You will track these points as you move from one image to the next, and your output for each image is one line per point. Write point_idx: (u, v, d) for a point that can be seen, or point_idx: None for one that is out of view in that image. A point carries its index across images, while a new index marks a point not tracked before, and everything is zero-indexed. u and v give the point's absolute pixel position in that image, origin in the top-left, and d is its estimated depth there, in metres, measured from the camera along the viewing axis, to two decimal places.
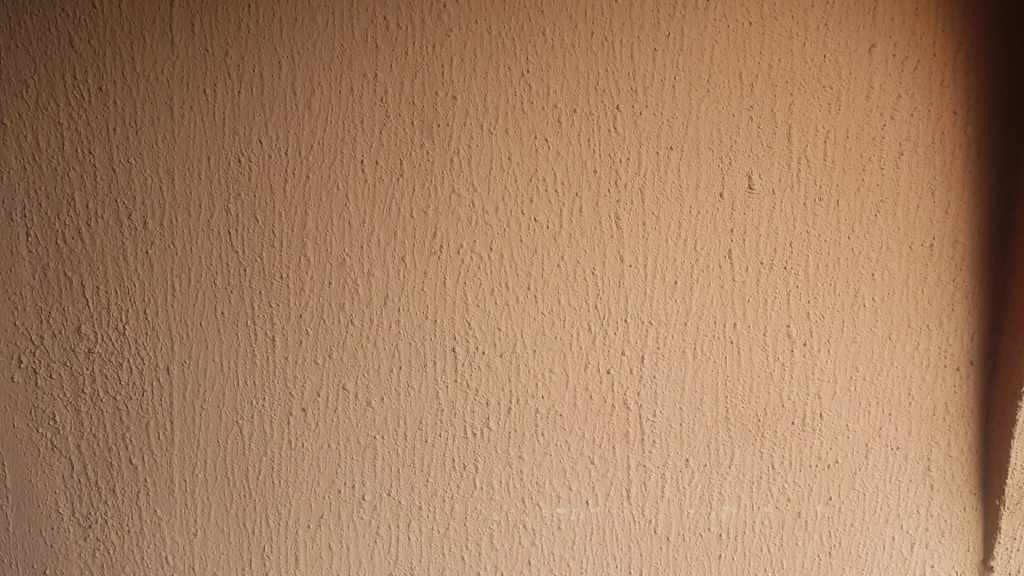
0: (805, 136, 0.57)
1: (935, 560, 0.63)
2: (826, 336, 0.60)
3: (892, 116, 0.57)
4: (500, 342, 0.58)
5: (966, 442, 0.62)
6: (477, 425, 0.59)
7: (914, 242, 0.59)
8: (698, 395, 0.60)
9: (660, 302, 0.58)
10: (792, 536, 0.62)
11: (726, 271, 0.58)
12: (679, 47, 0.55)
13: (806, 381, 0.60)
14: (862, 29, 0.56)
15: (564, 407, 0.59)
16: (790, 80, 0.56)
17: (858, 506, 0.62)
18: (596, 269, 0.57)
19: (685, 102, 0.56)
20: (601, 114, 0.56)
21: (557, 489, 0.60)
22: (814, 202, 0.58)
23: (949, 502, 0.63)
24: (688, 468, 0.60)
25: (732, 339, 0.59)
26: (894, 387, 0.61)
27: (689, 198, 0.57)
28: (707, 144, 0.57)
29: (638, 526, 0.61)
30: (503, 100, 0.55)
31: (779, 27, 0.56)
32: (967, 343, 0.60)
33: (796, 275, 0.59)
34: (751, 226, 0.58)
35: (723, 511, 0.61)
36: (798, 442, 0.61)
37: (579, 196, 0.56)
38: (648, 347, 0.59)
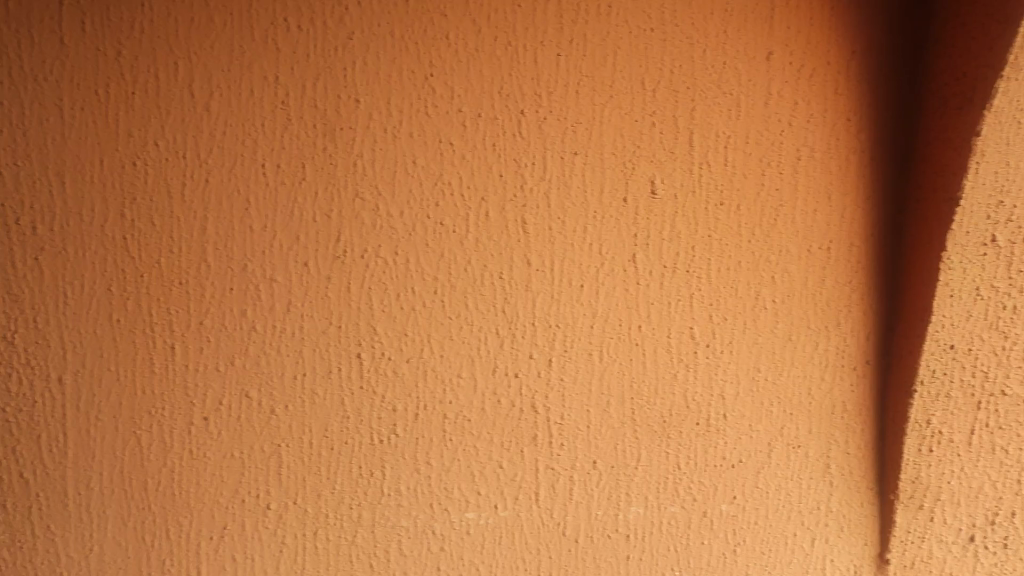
0: (706, 142, 0.58)
1: (835, 555, 0.65)
2: (728, 338, 0.61)
3: (790, 122, 0.59)
4: (406, 348, 0.57)
5: (863, 439, 0.63)
6: (383, 431, 0.58)
7: (812, 245, 0.60)
8: (605, 397, 0.60)
9: (567, 306, 0.59)
10: (698, 535, 0.63)
11: (631, 274, 0.59)
12: (582, 53, 0.56)
13: (709, 382, 0.61)
14: (761, 37, 0.57)
15: (472, 412, 0.59)
16: (691, 87, 0.57)
17: (762, 504, 0.64)
18: (502, 273, 0.57)
19: (589, 108, 0.57)
20: (506, 118, 0.56)
21: (466, 493, 0.60)
22: (716, 207, 0.59)
23: (848, 498, 0.64)
24: (596, 469, 0.61)
25: (638, 341, 0.60)
26: (794, 386, 0.62)
27: (594, 203, 0.58)
28: (611, 149, 0.57)
29: (548, 529, 0.61)
30: (406, 104, 0.54)
31: (681, 34, 0.56)
32: (863, 343, 0.62)
33: (699, 278, 0.60)
34: (654, 231, 0.59)
35: (631, 512, 0.62)
36: (703, 443, 0.62)
37: (485, 199, 0.56)
38: (555, 350, 0.59)
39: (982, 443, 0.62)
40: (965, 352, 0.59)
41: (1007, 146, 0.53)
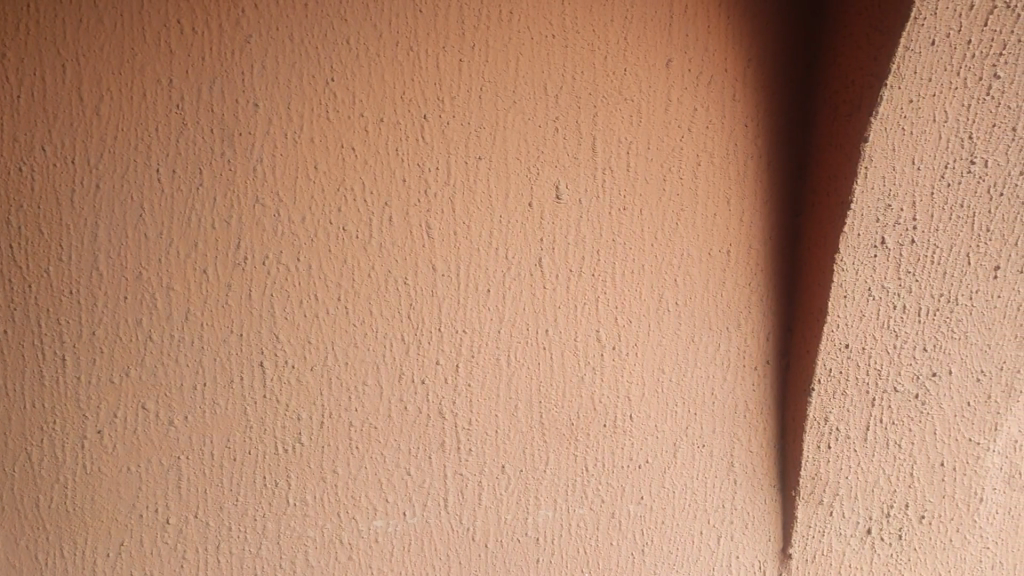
0: (609, 147, 0.59)
1: (740, 552, 0.66)
2: (634, 340, 0.62)
3: (689, 128, 0.60)
4: (310, 355, 0.56)
5: (766, 437, 0.65)
6: (288, 441, 0.57)
7: (714, 248, 0.62)
8: (513, 402, 0.60)
9: (474, 311, 0.59)
10: (607, 536, 0.64)
11: (537, 278, 0.59)
12: (484, 58, 0.56)
13: (616, 384, 0.62)
14: (661, 44, 0.58)
15: (379, 420, 0.58)
16: (593, 93, 0.58)
17: (669, 503, 0.65)
18: (407, 279, 0.57)
19: (492, 113, 0.57)
20: (409, 123, 0.55)
21: (374, 501, 0.59)
22: (619, 211, 0.60)
23: (751, 495, 0.66)
24: (504, 474, 0.61)
25: (544, 345, 0.60)
26: (698, 387, 0.63)
27: (499, 208, 0.58)
28: (515, 154, 0.57)
29: (458, 534, 0.61)
30: (307, 109, 0.54)
31: (582, 40, 0.57)
32: (763, 343, 0.64)
33: (604, 282, 0.60)
34: (559, 235, 0.59)
35: (540, 515, 0.62)
36: (611, 444, 0.63)
37: (389, 205, 0.56)
38: (463, 356, 0.59)
39: (876, 438, 0.65)
40: (859, 351, 0.61)
41: (893, 152, 0.55)
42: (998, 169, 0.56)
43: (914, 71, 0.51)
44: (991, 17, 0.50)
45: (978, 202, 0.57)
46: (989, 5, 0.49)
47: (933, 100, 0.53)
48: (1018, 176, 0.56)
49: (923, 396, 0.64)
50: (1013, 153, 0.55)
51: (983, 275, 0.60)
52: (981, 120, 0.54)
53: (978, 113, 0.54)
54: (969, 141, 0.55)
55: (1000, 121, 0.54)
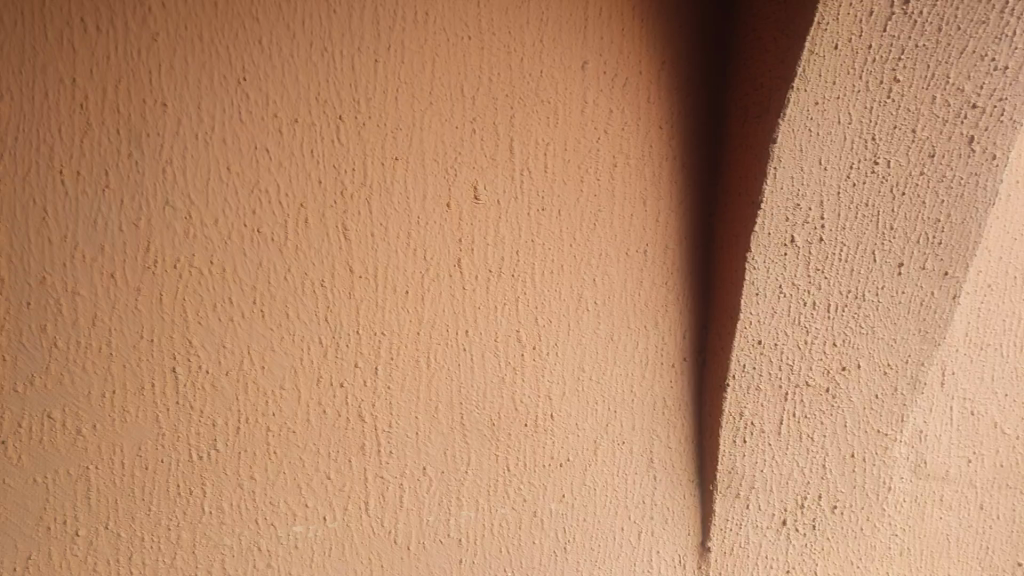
0: (526, 149, 0.59)
1: (661, 546, 0.68)
2: (554, 340, 0.62)
3: (605, 129, 0.61)
4: (225, 360, 0.55)
5: (683, 432, 0.67)
6: (202, 448, 0.56)
7: (630, 248, 0.63)
8: (434, 403, 0.60)
9: (393, 312, 0.58)
10: (529, 534, 0.64)
11: (456, 279, 0.59)
12: (400, 59, 0.55)
13: (537, 383, 0.62)
14: (576, 46, 0.59)
15: (297, 424, 0.57)
16: (511, 94, 0.58)
17: (590, 500, 0.65)
18: (325, 281, 0.56)
19: (408, 114, 0.56)
20: (324, 124, 0.55)
21: (293, 507, 0.58)
22: (538, 212, 0.60)
23: (671, 491, 0.67)
24: (426, 475, 0.61)
25: (464, 346, 0.60)
26: (617, 384, 0.64)
27: (417, 209, 0.57)
28: (432, 155, 0.57)
29: (379, 538, 0.61)
30: (218, 109, 0.52)
31: (498, 42, 0.57)
32: (680, 340, 0.66)
33: (523, 283, 0.61)
34: (478, 236, 0.59)
35: (462, 516, 0.62)
36: (532, 444, 0.63)
37: (305, 206, 0.55)
38: (382, 358, 0.59)
39: (790, 432, 0.66)
40: (772, 347, 0.63)
41: (800, 153, 0.56)
42: (900, 169, 0.58)
43: (818, 74, 0.53)
44: (890, 23, 0.51)
45: (881, 202, 0.59)
46: (887, 11, 0.51)
47: (838, 103, 0.55)
48: (918, 176, 0.58)
49: (834, 389, 0.66)
50: (913, 154, 0.58)
51: (887, 272, 0.62)
52: (883, 122, 0.56)
53: (880, 115, 0.56)
54: (872, 143, 0.57)
55: (901, 123, 0.56)
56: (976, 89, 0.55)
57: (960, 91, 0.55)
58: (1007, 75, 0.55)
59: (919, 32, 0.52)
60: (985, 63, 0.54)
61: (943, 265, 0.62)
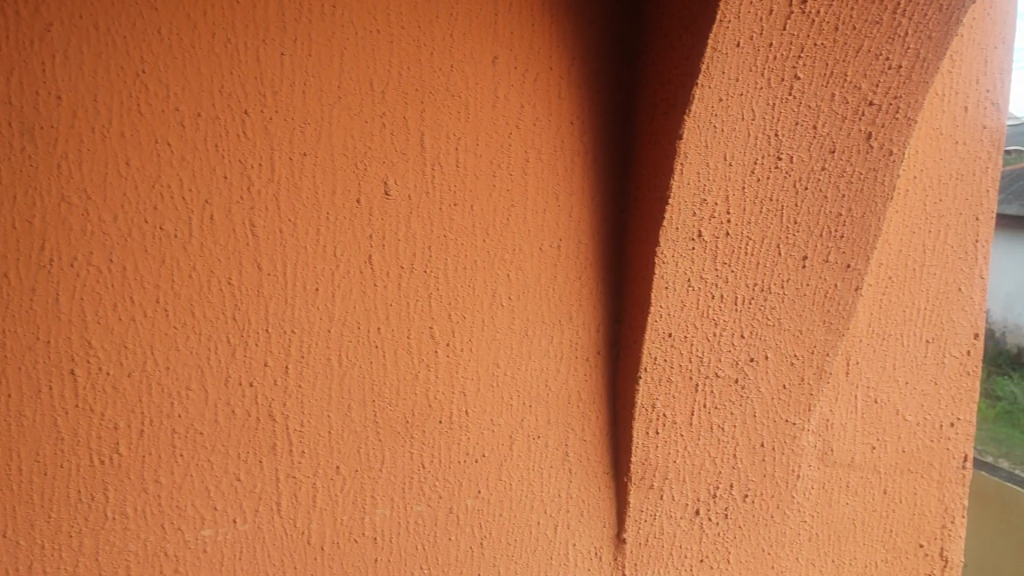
0: (438, 143, 0.59)
1: (577, 538, 0.68)
2: (468, 336, 0.62)
3: (517, 124, 0.61)
4: (127, 361, 0.53)
5: (598, 425, 0.68)
6: (105, 452, 0.53)
7: (544, 243, 0.63)
8: (346, 401, 0.59)
9: (303, 310, 0.57)
10: (446, 531, 0.64)
11: (368, 276, 0.58)
12: (307, 53, 0.54)
13: (451, 379, 0.62)
14: (486, 41, 0.58)
15: (204, 425, 0.56)
16: (420, 89, 0.57)
17: (506, 496, 0.66)
18: (231, 280, 0.54)
19: (316, 109, 0.55)
20: (229, 118, 0.53)
21: (200, 510, 0.57)
22: (450, 207, 0.60)
23: (586, 483, 0.68)
24: (339, 474, 0.60)
25: (377, 343, 0.59)
26: (532, 379, 0.65)
27: (326, 205, 0.56)
28: (341, 150, 0.56)
29: (292, 539, 0.60)
30: (116, 101, 0.50)
31: (407, 36, 0.56)
32: (594, 334, 0.67)
33: (436, 278, 0.60)
34: (389, 231, 0.58)
35: (377, 514, 0.62)
36: (447, 440, 0.63)
37: (209, 202, 0.53)
38: (292, 357, 0.57)
39: (701, 422, 0.68)
40: (682, 339, 0.64)
41: (706, 149, 0.57)
42: (802, 165, 0.60)
43: (721, 71, 0.54)
44: (789, 23, 0.52)
45: (785, 196, 0.61)
46: (787, 11, 0.52)
47: (740, 99, 0.56)
48: (820, 172, 0.60)
49: (742, 379, 0.67)
50: (814, 150, 0.59)
51: (792, 265, 0.64)
52: (785, 119, 0.57)
53: (782, 112, 0.57)
54: (775, 139, 0.58)
55: (802, 120, 0.58)
56: (872, 88, 0.58)
57: (857, 88, 0.57)
58: (900, 74, 0.58)
59: (818, 31, 0.54)
60: (880, 62, 0.56)
61: (845, 258, 0.65)
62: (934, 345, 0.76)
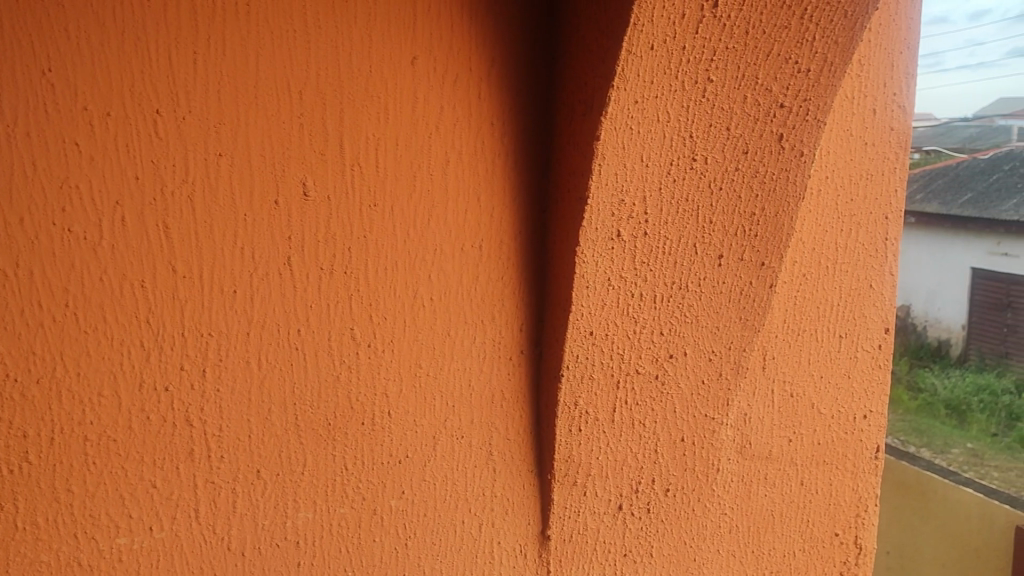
0: (357, 145, 0.58)
1: (502, 537, 0.69)
2: (390, 338, 0.62)
3: (437, 125, 0.61)
4: (35, 367, 0.51)
5: (522, 424, 0.68)
6: (13, 461, 0.51)
7: (466, 243, 0.63)
8: (266, 404, 0.58)
9: (220, 313, 0.56)
10: (370, 533, 0.64)
11: (286, 278, 0.58)
12: (221, 52, 0.53)
13: (373, 381, 0.62)
14: (405, 42, 0.58)
15: (118, 432, 0.54)
16: (338, 90, 0.57)
17: (430, 496, 0.66)
18: (145, 283, 0.53)
19: (231, 109, 0.54)
20: (139, 118, 0.51)
21: (115, 518, 0.55)
22: (370, 208, 0.59)
23: (510, 481, 0.69)
24: (259, 479, 0.59)
25: (297, 346, 0.59)
26: (456, 379, 0.65)
27: (243, 207, 0.55)
28: (258, 151, 0.55)
29: (211, 545, 0.59)
30: (20, 101, 0.48)
31: (324, 36, 0.56)
32: (517, 334, 0.67)
33: (357, 280, 0.60)
34: (308, 233, 0.58)
35: (299, 518, 0.61)
36: (370, 442, 0.63)
37: (121, 204, 0.52)
38: (209, 361, 0.56)
39: (623, 419, 0.69)
40: (603, 337, 0.65)
41: (622, 151, 0.58)
42: (716, 166, 0.61)
43: (636, 74, 0.55)
44: (701, 26, 0.54)
45: (700, 196, 0.62)
46: (698, 15, 0.53)
47: (656, 101, 0.57)
48: (733, 172, 0.62)
49: (662, 376, 0.69)
50: (728, 152, 0.61)
51: (708, 263, 0.65)
52: (699, 121, 0.59)
53: (696, 114, 0.58)
54: (690, 140, 0.59)
55: (715, 121, 0.59)
56: (782, 90, 0.59)
57: (768, 91, 0.59)
58: (809, 77, 0.59)
59: (729, 34, 0.55)
60: (790, 65, 0.58)
61: (759, 256, 0.67)
62: (847, 339, 0.79)
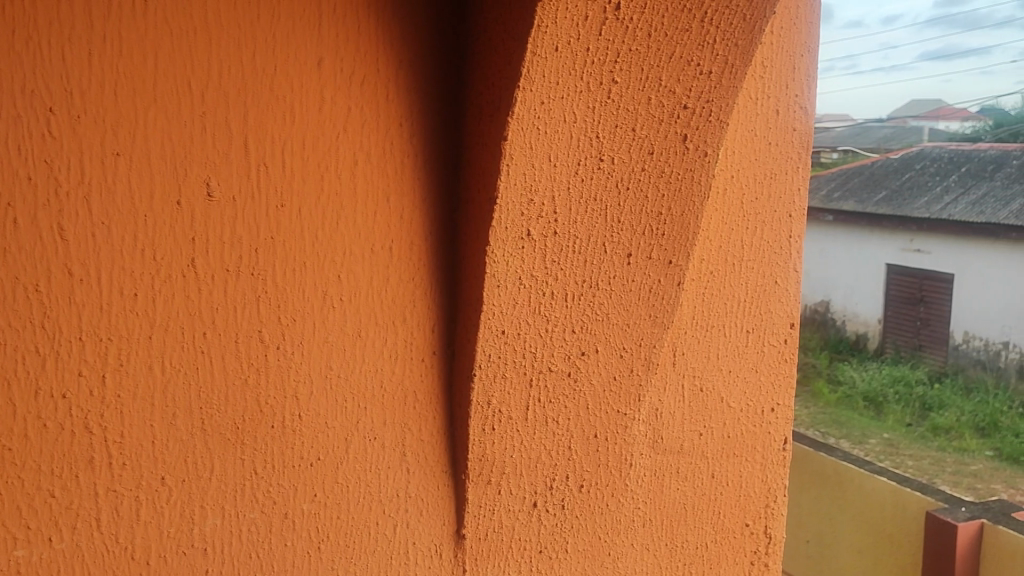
0: (262, 145, 0.57)
1: (417, 537, 0.69)
2: (299, 339, 0.61)
3: (345, 125, 0.60)
4: None
5: (436, 423, 0.68)
6: None
7: (376, 244, 0.63)
8: (171, 409, 0.57)
9: (120, 317, 0.54)
10: (281, 538, 0.63)
11: (190, 281, 0.56)
12: (118, 49, 0.52)
13: (282, 384, 0.61)
14: (311, 42, 0.58)
15: (13, 441, 0.52)
16: (242, 89, 0.56)
17: (343, 498, 0.65)
18: (40, 287, 0.51)
19: (130, 109, 0.52)
20: (32, 118, 0.50)
21: (11, 531, 0.53)
22: (276, 209, 0.59)
23: (424, 481, 0.69)
24: (165, 486, 0.58)
25: (202, 349, 0.58)
26: (367, 380, 0.65)
27: (143, 208, 0.54)
28: (158, 152, 0.54)
29: (114, 556, 0.57)
30: None
31: (227, 35, 0.55)
32: (430, 334, 0.67)
33: (264, 282, 0.59)
34: (213, 235, 0.56)
35: (206, 524, 0.60)
36: (280, 446, 0.62)
37: (13, 205, 0.50)
38: (109, 366, 0.55)
39: (536, 416, 0.70)
40: (514, 336, 0.66)
41: (531, 151, 0.59)
42: (623, 166, 0.62)
43: (542, 74, 0.56)
44: (605, 28, 0.55)
45: (608, 196, 0.63)
46: (602, 16, 0.54)
47: (562, 102, 0.58)
48: (640, 172, 0.63)
49: (574, 373, 0.70)
50: (634, 152, 0.62)
51: (618, 262, 0.66)
52: (605, 122, 0.60)
53: (602, 115, 0.59)
54: (597, 141, 0.60)
55: (621, 122, 0.60)
56: (685, 92, 0.61)
57: (672, 93, 0.60)
58: (712, 79, 0.61)
59: (632, 37, 0.56)
60: (692, 67, 0.59)
61: (667, 255, 0.68)
62: (754, 335, 0.81)
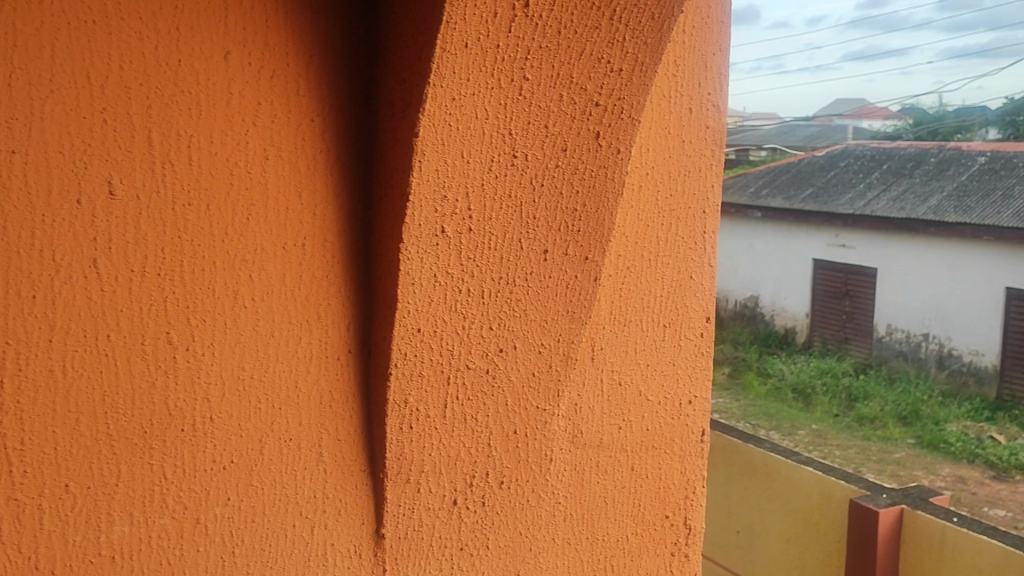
0: (166, 141, 0.56)
1: (334, 538, 0.68)
2: (209, 340, 0.60)
3: (254, 121, 0.59)
4: None
5: (352, 423, 0.68)
6: None
7: (287, 242, 0.62)
8: (74, 414, 0.55)
9: (18, 319, 0.53)
10: (193, 543, 0.62)
11: (93, 281, 0.55)
12: (11, 43, 0.50)
13: (192, 386, 0.60)
14: (216, 36, 0.57)
15: None
16: (145, 83, 0.54)
17: (258, 501, 0.64)
18: None
19: (24, 103, 0.51)
20: None
21: None
22: (183, 207, 0.57)
23: (341, 481, 0.68)
24: (68, 492, 0.56)
25: (107, 352, 0.56)
26: (282, 381, 0.64)
27: (40, 206, 0.52)
28: (56, 147, 0.52)
29: (15, 566, 0.55)
30: None
31: (127, 28, 0.53)
32: (345, 333, 0.67)
33: (171, 281, 0.57)
34: (115, 233, 0.55)
35: (113, 532, 0.58)
36: (191, 449, 0.60)
37: None
38: (6, 370, 0.53)
39: (455, 413, 0.70)
40: (431, 333, 0.66)
41: (443, 147, 0.59)
42: (536, 163, 0.63)
43: (452, 71, 0.56)
44: (514, 25, 0.55)
45: (522, 193, 0.63)
46: (510, 13, 0.54)
47: (473, 99, 0.58)
48: (553, 169, 0.64)
49: (492, 370, 0.70)
50: (547, 149, 0.62)
51: (533, 258, 0.67)
52: (517, 119, 0.60)
53: (514, 111, 0.59)
54: (509, 138, 0.60)
55: (533, 120, 0.61)
56: (596, 89, 0.61)
57: (583, 90, 0.61)
58: (622, 77, 0.61)
59: (541, 34, 0.56)
60: (602, 65, 0.60)
61: (583, 251, 0.69)
62: (671, 329, 0.82)
